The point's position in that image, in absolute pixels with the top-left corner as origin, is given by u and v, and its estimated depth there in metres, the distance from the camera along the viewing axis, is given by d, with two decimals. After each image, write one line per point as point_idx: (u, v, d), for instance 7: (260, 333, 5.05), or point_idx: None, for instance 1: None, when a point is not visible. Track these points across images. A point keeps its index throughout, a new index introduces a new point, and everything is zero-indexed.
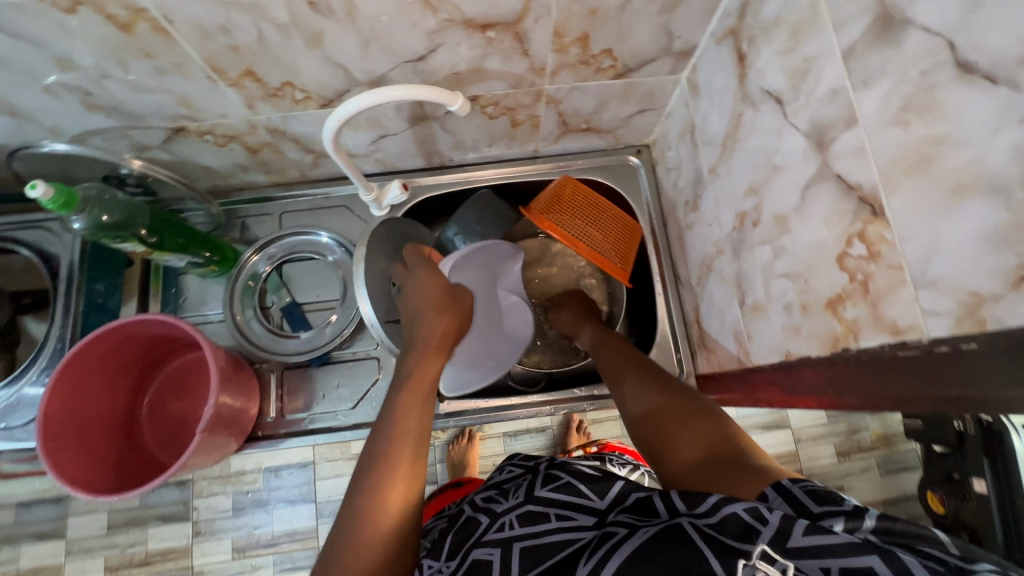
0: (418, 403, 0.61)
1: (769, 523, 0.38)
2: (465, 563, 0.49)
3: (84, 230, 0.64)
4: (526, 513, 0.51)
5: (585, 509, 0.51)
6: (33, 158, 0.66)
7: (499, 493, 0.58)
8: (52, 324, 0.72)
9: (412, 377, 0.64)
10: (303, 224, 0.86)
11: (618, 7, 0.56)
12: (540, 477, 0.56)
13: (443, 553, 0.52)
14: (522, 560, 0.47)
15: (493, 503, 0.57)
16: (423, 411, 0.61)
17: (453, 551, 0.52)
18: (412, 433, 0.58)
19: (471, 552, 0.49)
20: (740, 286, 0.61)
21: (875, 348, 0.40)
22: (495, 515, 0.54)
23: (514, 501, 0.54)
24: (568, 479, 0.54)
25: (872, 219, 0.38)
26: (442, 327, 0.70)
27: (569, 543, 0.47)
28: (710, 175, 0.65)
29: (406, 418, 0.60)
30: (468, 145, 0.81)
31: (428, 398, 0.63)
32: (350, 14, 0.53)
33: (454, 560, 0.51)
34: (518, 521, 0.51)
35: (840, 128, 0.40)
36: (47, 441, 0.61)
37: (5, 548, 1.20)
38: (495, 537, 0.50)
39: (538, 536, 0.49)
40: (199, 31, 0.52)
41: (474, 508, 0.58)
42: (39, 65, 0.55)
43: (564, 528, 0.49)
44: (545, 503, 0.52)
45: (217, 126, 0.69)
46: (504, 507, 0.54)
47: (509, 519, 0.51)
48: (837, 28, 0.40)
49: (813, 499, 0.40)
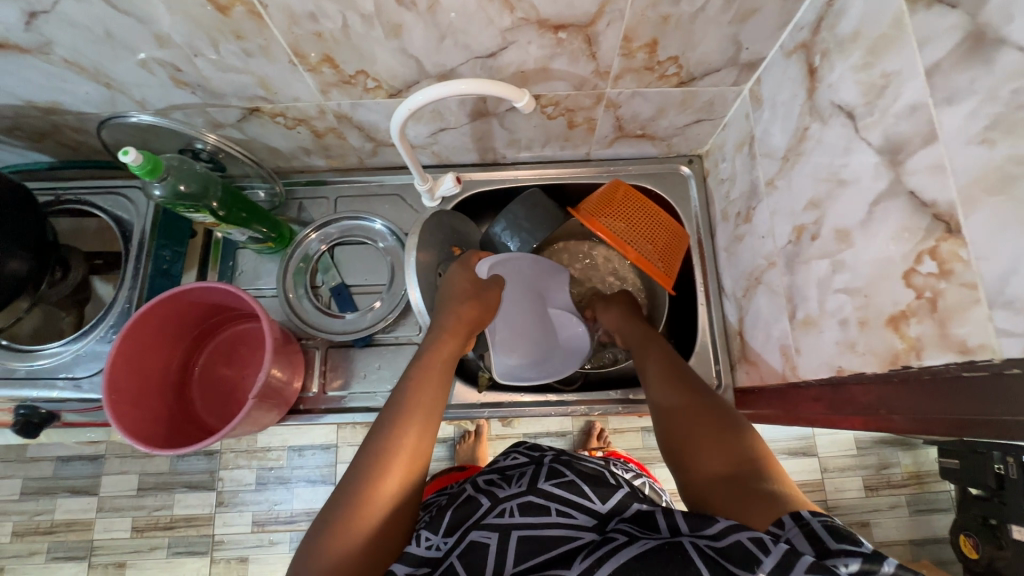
0: (434, 379, 0.65)
1: (771, 554, 0.39)
2: (463, 543, 0.51)
3: (161, 197, 0.68)
4: (528, 503, 0.54)
5: (583, 509, 0.53)
6: (118, 127, 0.71)
7: (500, 478, 0.61)
8: (122, 286, 0.76)
9: (427, 359, 0.67)
10: (357, 209, 0.90)
11: (691, 15, 0.57)
12: (543, 471, 0.59)
13: (442, 528, 0.54)
14: (519, 545, 0.50)
15: (494, 486, 0.59)
16: (437, 395, 0.63)
17: (451, 526, 0.54)
18: (425, 409, 0.60)
19: (470, 533, 0.52)
20: (791, 299, 0.61)
21: (940, 367, 0.40)
22: (496, 499, 0.56)
23: (516, 490, 0.57)
24: (572, 478, 0.57)
25: (946, 236, 0.38)
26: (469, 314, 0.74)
27: (569, 539, 0.50)
28: (767, 188, 0.65)
29: (422, 389, 0.63)
30: (523, 143, 0.83)
31: (445, 376, 0.66)
32: (432, 8, 0.55)
33: (451, 537, 0.53)
34: (519, 510, 0.53)
35: (917, 144, 0.40)
36: (110, 395, 0.64)
37: (42, 499, 1.26)
38: (494, 522, 0.52)
39: (537, 527, 0.51)
40: (289, 17, 0.55)
41: (475, 487, 0.61)
42: (139, 40, 0.59)
43: (564, 523, 0.52)
44: (545, 496, 0.55)
45: (290, 109, 0.72)
46: (505, 493, 0.57)
47: (510, 506, 0.54)
48: (922, 44, 0.40)
49: (831, 534, 0.40)
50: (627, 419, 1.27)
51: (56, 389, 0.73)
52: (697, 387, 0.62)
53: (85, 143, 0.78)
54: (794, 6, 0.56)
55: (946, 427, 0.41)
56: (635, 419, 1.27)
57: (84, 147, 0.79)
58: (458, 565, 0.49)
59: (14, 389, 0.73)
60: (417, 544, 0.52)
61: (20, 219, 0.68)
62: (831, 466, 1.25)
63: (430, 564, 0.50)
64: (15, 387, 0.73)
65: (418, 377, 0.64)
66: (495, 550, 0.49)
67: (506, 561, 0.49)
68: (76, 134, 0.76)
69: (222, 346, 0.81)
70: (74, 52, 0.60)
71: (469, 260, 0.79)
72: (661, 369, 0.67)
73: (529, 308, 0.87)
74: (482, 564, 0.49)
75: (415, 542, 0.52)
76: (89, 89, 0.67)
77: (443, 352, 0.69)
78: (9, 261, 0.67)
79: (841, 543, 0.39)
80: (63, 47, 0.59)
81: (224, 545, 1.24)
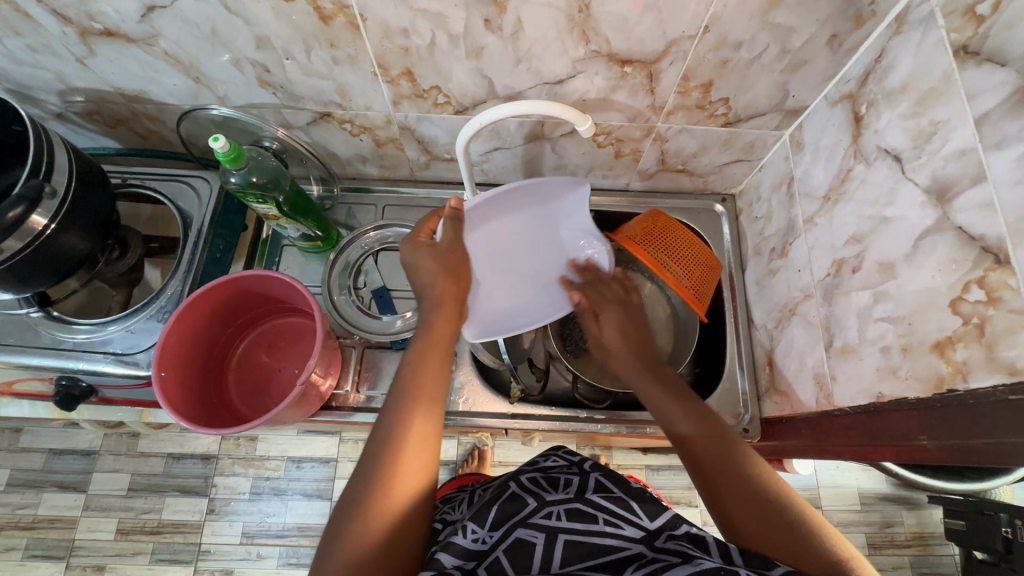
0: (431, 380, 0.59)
1: None
2: (509, 538, 0.51)
3: (236, 185, 0.71)
4: (574, 508, 0.53)
5: (631, 521, 0.52)
6: (197, 120, 0.78)
7: (545, 480, 0.60)
8: (175, 274, 0.78)
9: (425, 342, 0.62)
10: (402, 218, 0.93)
11: (748, 61, 0.63)
12: (590, 483, 0.58)
13: (487, 522, 0.54)
14: (565, 550, 0.50)
15: (540, 488, 0.58)
16: (437, 380, 0.60)
17: (497, 521, 0.54)
18: (430, 400, 0.58)
19: (516, 529, 0.52)
20: (828, 329, 0.63)
21: (986, 390, 0.43)
22: (542, 501, 0.55)
23: (563, 495, 0.56)
24: (620, 494, 0.56)
25: (995, 266, 0.42)
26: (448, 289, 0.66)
27: (616, 550, 0.49)
28: (806, 224, 0.69)
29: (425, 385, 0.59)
30: (569, 168, 0.88)
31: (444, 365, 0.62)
32: (516, 34, 0.60)
33: (497, 532, 0.52)
34: (566, 514, 0.53)
35: (966, 184, 0.45)
36: (160, 370, 0.66)
37: (28, 492, 1.23)
38: (541, 522, 0.52)
39: (586, 534, 0.51)
40: (384, 30, 0.60)
41: (519, 486, 0.59)
42: (241, 40, 0.63)
43: (611, 534, 0.51)
44: (593, 505, 0.54)
45: (359, 117, 0.77)
46: (552, 497, 0.56)
47: (557, 509, 0.53)
48: (971, 97, 0.45)
49: None
50: (632, 455, 1.26)
51: (99, 363, 0.73)
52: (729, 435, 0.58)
53: (156, 133, 0.83)
54: (842, 60, 0.61)
55: (981, 455, 0.44)
56: (641, 456, 1.26)
57: (154, 136, 0.84)
58: (504, 562, 0.49)
59: (59, 359, 0.73)
60: (463, 535, 0.52)
61: (95, 197, 0.71)
62: (833, 520, 1.25)
63: (476, 557, 0.50)
64: (59, 356, 0.73)
65: (413, 382, 0.58)
66: (541, 550, 0.50)
67: (553, 561, 0.49)
68: (151, 123, 0.81)
69: (264, 337, 0.83)
70: (177, 46, 0.64)
71: (417, 233, 0.68)
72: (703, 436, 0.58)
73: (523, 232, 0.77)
74: (529, 562, 0.49)
75: (461, 533, 0.53)
76: (178, 82, 0.71)
77: (435, 356, 0.62)
78: (73, 234, 0.68)
79: None
80: (168, 39, 0.63)
81: (210, 556, 1.20)
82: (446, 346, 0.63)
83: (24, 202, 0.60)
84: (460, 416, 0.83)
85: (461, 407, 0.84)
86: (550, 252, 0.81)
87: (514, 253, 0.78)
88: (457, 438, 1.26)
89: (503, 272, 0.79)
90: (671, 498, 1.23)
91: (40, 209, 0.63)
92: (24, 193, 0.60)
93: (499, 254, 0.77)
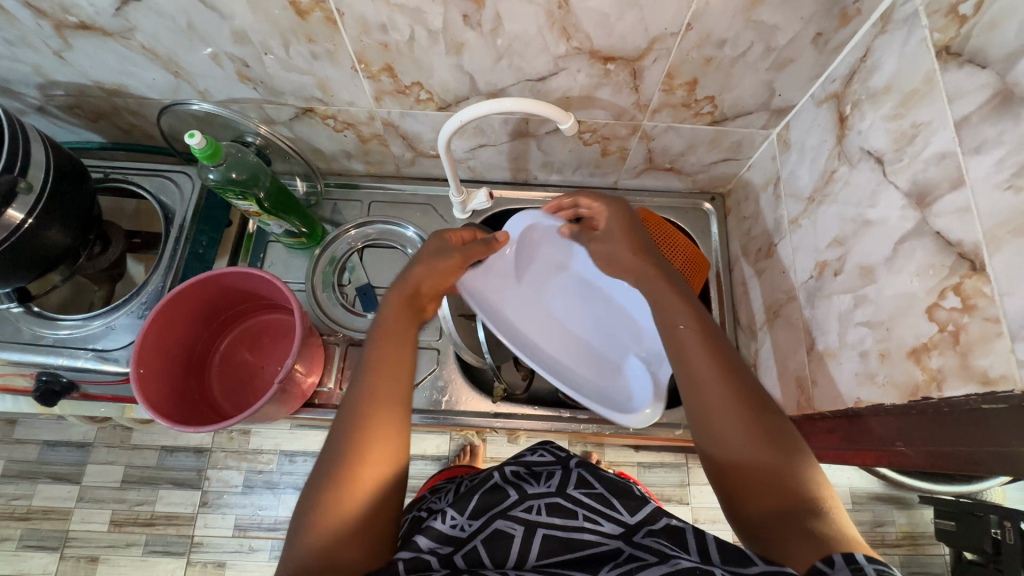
0: (400, 361, 0.58)
1: None
2: (487, 529, 0.51)
3: (214, 181, 0.71)
4: (554, 503, 0.53)
5: (611, 517, 0.52)
6: (178, 114, 0.76)
7: (528, 473, 0.59)
8: (157, 269, 0.78)
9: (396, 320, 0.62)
10: (388, 215, 0.92)
11: (732, 59, 0.61)
12: (572, 476, 0.57)
13: (467, 510, 0.53)
14: (542, 545, 0.50)
15: (522, 480, 0.57)
16: (409, 357, 0.59)
17: (477, 511, 0.53)
18: (398, 378, 0.57)
19: (496, 521, 0.52)
20: (811, 332, 0.63)
21: (960, 398, 0.42)
22: (524, 494, 0.55)
23: (544, 489, 0.56)
24: (602, 490, 0.55)
25: (971, 274, 0.41)
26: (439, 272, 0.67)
27: (593, 545, 0.49)
28: (791, 225, 0.68)
29: (394, 364, 0.57)
30: (556, 166, 0.87)
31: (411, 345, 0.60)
32: (495, 30, 0.59)
33: (476, 521, 0.52)
34: (547, 509, 0.53)
35: (945, 189, 0.44)
36: (139, 368, 0.66)
37: (22, 484, 1.23)
38: (522, 516, 0.52)
39: (567, 531, 0.51)
40: (362, 25, 0.59)
41: (502, 477, 0.58)
42: (217, 34, 0.62)
43: (590, 530, 0.51)
44: (574, 501, 0.54)
45: (342, 112, 0.76)
46: (533, 490, 0.56)
47: (537, 504, 0.53)
48: (952, 99, 0.44)
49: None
50: (623, 453, 1.26)
51: (82, 359, 0.73)
52: (752, 404, 0.51)
53: (139, 127, 0.82)
54: (828, 60, 0.60)
55: (954, 462, 0.43)
56: (632, 453, 1.26)
57: (136, 131, 0.83)
58: (482, 552, 0.49)
59: (40, 355, 0.73)
60: (442, 520, 0.52)
61: (73, 191, 0.70)
62: None
63: (453, 543, 0.50)
64: (41, 352, 0.73)
65: (383, 359, 0.58)
66: (519, 542, 0.50)
67: (529, 556, 0.49)
68: (133, 117, 0.80)
69: (246, 333, 0.83)
70: (153, 40, 0.64)
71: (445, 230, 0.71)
72: (708, 372, 0.53)
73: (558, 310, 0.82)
74: (505, 554, 0.49)
75: (440, 518, 0.52)
76: (157, 76, 0.70)
77: (404, 334, 0.60)
78: (51, 229, 0.68)
79: None
80: (144, 33, 0.63)
81: (202, 548, 1.21)
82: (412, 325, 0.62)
83: None
84: (444, 414, 0.83)
85: (445, 406, 0.83)
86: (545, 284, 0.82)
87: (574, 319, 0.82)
88: (448, 433, 1.26)
89: (593, 319, 0.81)
90: (663, 495, 1.23)
91: (16, 204, 0.62)
92: None
93: (594, 320, 0.81)
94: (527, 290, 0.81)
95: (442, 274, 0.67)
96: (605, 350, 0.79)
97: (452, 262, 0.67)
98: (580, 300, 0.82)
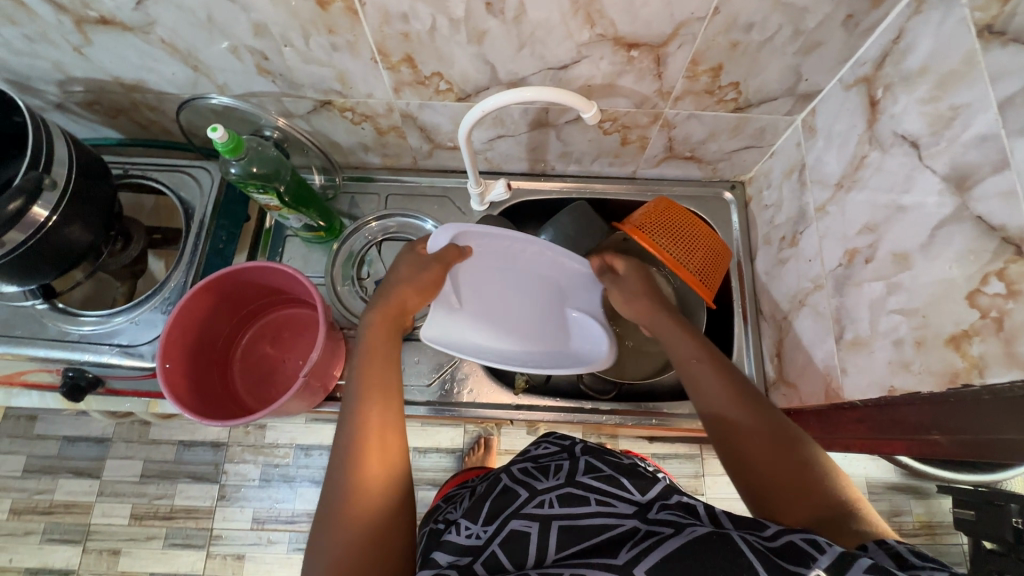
0: (381, 381, 0.59)
1: (827, 551, 0.37)
2: (503, 531, 0.51)
3: (235, 175, 0.70)
4: (566, 494, 0.53)
5: (623, 498, 0.51)
6: (196, 108, 0.76)
7: (536, 469, 0.60)
8: (179, 264, 0.78)
9: (369, 344, 0.63)
10: (406, 208, 0.92)
11: (759, 44, 0.60)
12: (579, 464, 0.58)
13: (481, 517, 0.54)
14: (559, 537, 0.48)
15: (531, 478, 0.58)
16: (388, 374, 0.60)
17: (490, 516, 0.54)
18: (383, 397, 0.58)
19: (511, 521, 0.51)
20: (839, 321, 0.62)
21: (1003, 385, 0.42)
22: (535, 490, 0.55)
23: (554, 482, 0.56)
24: (610, 473, 0.55)
25: (1016, 258, 0.40)
26: (413, 295, 0.67)
27: (608, 528, 0.48)
28: (817, 213, 0.67)
29: (373, 387, 0.58)
30: (574, 156, 0.86)
31: (391, 363, 0.62)
32: (518, 18, 0.58)
33: (491, 526, 0.52)
34: (559, 501, 0.52)
35: (987, 172, 0.43)
36: (166, 362, 0.66)
37: (44, 478, 1.25)
38: (535, 511, 0.51)
39: (575, 518, 0.50)
40: (383, 15, 0.59)
41: (511, 479, 0.59)
42: (238, 27, 0.62)
43: (604, 513, 0.50)
44: (584, 488, 0.53)
45: (361, 105, 0.76)
46: (543, 485, 0.56)
47: (549, 497, 0.53)
48: (995, 80, 0.43)
49: (915, 554, 0.38)
50: (638, 444, 1.26)
51: (106, 354, 0.74)
52: (764, 411, 0.54)
53: (157, 123, 0.82)
54: (858, 42, 0.59)
55: (1003, 449, 0.43)
56: (647, 445, 1.26)
57: (154, 127, 0.83)
58: (501, 555, 0.48)
59: (66, 351, 0.74)
60: (457, 533, 0.53)
61: (97, 188, 0.70)
62: None
63: (472, 552, 0.50)
64: (67, 348, 0.74)
65: (364, 382, 0.59)
66: (536, 540, 0.49)
67: (548, 549, 0.48)
68: (151, 113, 0.80)
69: (268, 328, 0.83)
70: (173, 34, 0.63)
71: (418, 243, 0.71)
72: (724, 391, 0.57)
73: (502, 290, 0.78)
74: (525, 554, 0.48)
75: (456, 532, 0.54)
76: (176, 71, 0.70)
77: (381, 355, 0.62)
78: (75, 226, 0.68)
79: (926, 560, 0.37)
80: (165, 27, 0.62)
81: (221, 540, 1.22)
82: (388, 344, 0.63)
83: (23, 194, 0.60)
84: (465, 407, 0.83)
85: (465, 399, 0.83)
86: (479, 285, 0.76)
87: (516, 297, 0.79)
88: (463, 426, 1.26)
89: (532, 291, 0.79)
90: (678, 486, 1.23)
91: (40, 200, 0.62)
92: (23, 185, 0.60)
93: (533, 291, 0.79)
94: (467, 288, 0.76)
95: (426, 288, 0.68)
96: (547, 316, 0.81)
97: (434, 274, 0.67)
98: (518, 279, 0.77)
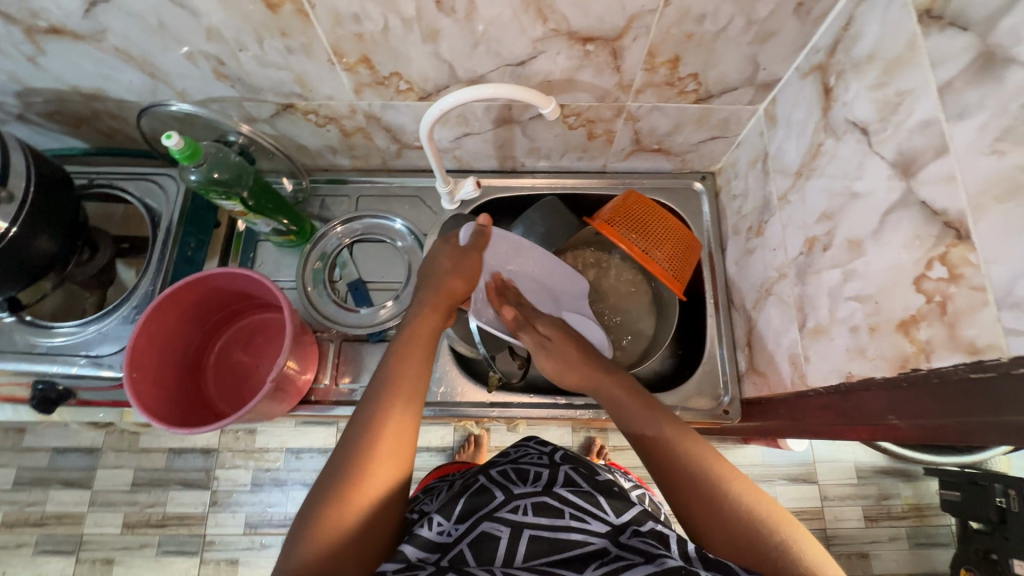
0: (410, 371, 0.59)
1: None
2: (474, 532, 0.50)
3: (196, 181, 0.70)
4: (541, 502, 0.53)
5: (598, 516, 0.52)
6: (156, 115, 0.75)
7: (515, 472, 0.59)
8: (146, 272, 0.79)
9: (411, 331, 0.63)
10: (377, 209, 0.92)
11: (713, 34, 0.60)
12: (558, 475, 0.58)
13: (454, 515, 0.53)
14: (529, 546, 0.49)
15: (508, 481, 0.57)
16: (421, 365, 0.61)
17: (464, 514, 0.53)
18: (409, 395, 0.57)
19: (482, 523, 0.51)
20: (802, 309, 0.62)
21: (947, 369, 0.42)
22: (510, 494, 0.54)
23: (531, 489, 0.55)
24: (587, 488, 0.55)
25: (956, 242, 0.40)
26: (460, 287, 0.68)
27: (580, 544, 0.49)
28: (780, 202, 0.67)
29: (404, 380, 0.58)
30: (543, 152, 0.86)
31: (425, 356, 0.62)
32: (470, 16, 0.58)
33: (462, 525, 0.52)
34: (533, 509, 0.52)
35: (930, 157, 0.43)
36: (132, 371, 0.66)
37: (35, 490, 1.25)
38: (507, 516, 0.51)
39: (553, 531, 0.50)
40: (334, 17, 0.59)
41: (487, 479, 0.58)
42: (190, 33, 0.62)
43: (577, 529, 0.50)
44: (560, 499, 0.53)
45: (323, 107, 0.75)
46: (519, 490, 0.55)
47: (524, 504, 0.53)
48: (935, 65, 0.42)
49: None
50: None
51: (76, 366, 0.74)
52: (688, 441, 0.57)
53: (120, 131, 0.82)
54: (811, 30, 0.59)
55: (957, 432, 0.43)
56: None
57: (118, 134, 0.83)
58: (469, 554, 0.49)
59: (34, 364, 0.74)
60: (428, 527, 0.51)
61: (60, 200, 0.70)
62: (832, 493, 1.19)
63: (441, 549, 0.50)
64: (32, 360, 0.74)
65: (393, 374, 0.59)
66: (505, 545, 0.49)
67: (514, 556, 0.49)
68: (113, 121, 0.79)
69: (242, 333, 0.83)
70: (126, 41, 0.63)
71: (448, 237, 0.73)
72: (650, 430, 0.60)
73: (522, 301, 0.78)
74: (493, 554, 0.49)
75: (427, 525, 0.51)
76: (133, 78, 0.70)
77: (417, 347, 0.62)
78: (38, 238, 0.67)
79: None
80: (117, 35, 0.62)
81: (214, 546, 1.22)
82: (427, 341, 0.63)
83: None
84: (440, 406, 0.83)
85: (441, 397, 0.83)
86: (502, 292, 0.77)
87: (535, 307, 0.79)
88: (452, 425, 1.27)
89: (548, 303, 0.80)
90: None
91: None
92: None
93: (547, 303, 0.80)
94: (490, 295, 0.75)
95: (471, 275, 0.69)
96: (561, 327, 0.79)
97: (474, 262, 0.70)
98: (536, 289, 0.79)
